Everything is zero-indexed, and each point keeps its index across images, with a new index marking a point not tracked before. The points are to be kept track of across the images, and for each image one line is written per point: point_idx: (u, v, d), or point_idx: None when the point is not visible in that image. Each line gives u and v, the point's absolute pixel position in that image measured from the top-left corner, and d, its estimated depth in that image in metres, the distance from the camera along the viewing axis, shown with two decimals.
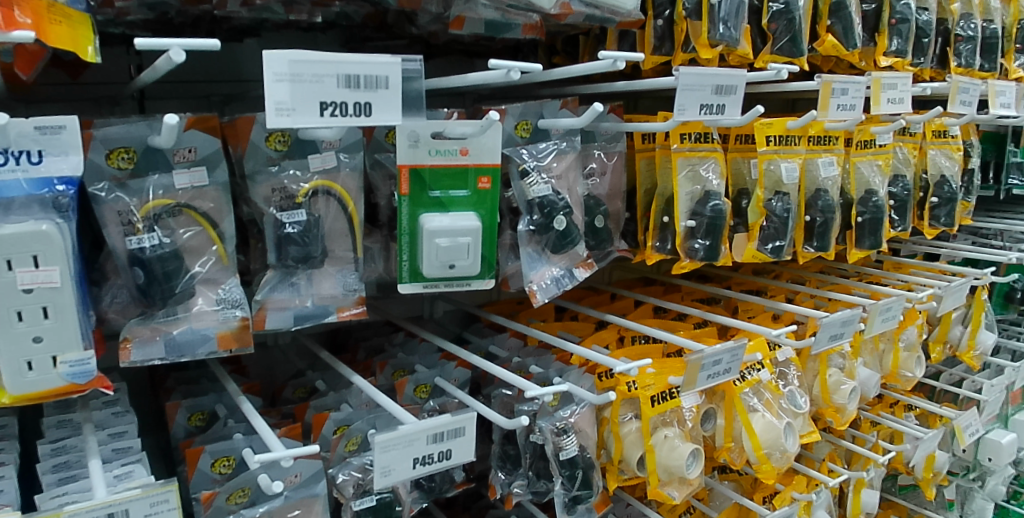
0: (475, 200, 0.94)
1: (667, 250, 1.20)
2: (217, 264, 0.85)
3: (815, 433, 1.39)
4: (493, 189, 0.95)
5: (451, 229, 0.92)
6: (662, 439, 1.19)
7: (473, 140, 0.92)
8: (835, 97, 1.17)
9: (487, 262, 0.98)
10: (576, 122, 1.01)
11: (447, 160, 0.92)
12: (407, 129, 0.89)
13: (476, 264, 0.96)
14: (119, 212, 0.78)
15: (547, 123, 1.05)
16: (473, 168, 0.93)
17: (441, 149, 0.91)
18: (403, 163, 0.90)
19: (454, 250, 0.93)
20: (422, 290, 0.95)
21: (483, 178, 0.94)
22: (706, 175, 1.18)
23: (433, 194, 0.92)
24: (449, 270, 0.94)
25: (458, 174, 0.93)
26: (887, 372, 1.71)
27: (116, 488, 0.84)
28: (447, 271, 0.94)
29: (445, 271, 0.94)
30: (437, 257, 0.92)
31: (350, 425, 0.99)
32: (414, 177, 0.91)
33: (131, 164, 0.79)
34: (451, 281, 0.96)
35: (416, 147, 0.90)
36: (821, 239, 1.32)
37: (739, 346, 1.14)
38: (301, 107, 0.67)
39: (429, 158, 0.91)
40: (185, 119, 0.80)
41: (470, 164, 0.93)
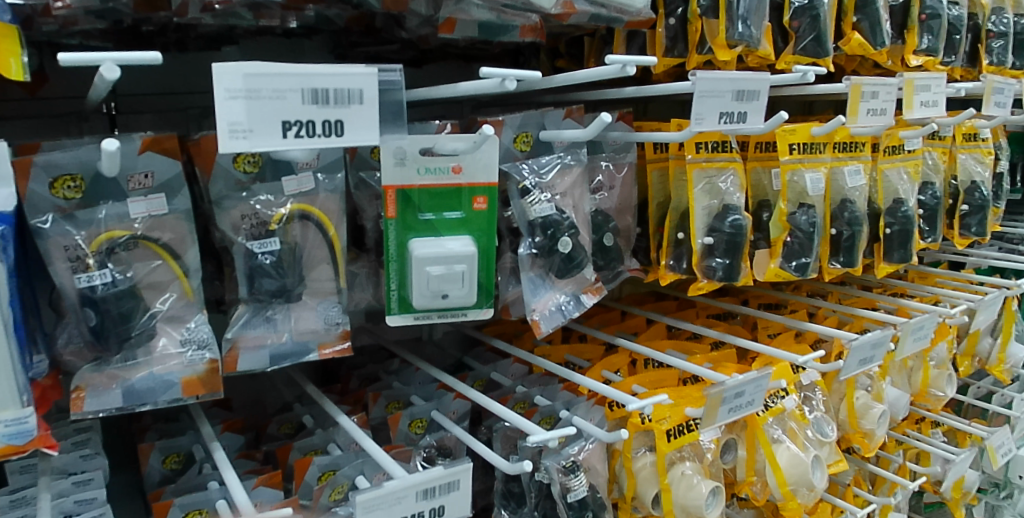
0: (471, 223, 0.85)
1: (682, 269, 1.10)
2: (180, 300, 0.75)
3: (843, 463, 1.29)
4: (491, 211, 0.86)
5: (443, 255, 0.82)
6: (679, 476, 1.09)
7: (467, 156, 0.83)
8: (865, 101, 1.08)
9: (486, 292, 0.88)
10: (582, 134, 0.91)
11: (438, 179, 0.83)
12: (393, 146, 0.80)
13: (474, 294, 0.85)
14: (66, 247, 0.69)
15: (549, 134, 0.96)
16: (467, 188, 0.84)
17: (431, 167, 0.82)
18: (390, 183, 0.81)
19: (447, 279, 0.83)
20: (413, 323, 0.85)
21: (478, 198, 0.85)
22: (725, 188, 1.08)
23: (423, 217, 0.83)
24: (442, 301, 0.84)
25: (451, 194, 0.84)
26: (916, 391, 1.61)
27: None
28: (440, 302, 0.84)
29: (438, 302, 0.84)
30: (428, 286, 0.82)
31: (336, 472, 0.91)
32: (401, 198, 0.82)
33: (79, 194, 0.70)
34: (446, 313, 0.86)
35: (403, 166, 0.81)
36: (848, 255, 1.21)
37: (762, 376, 1.06)
38: (259, 128, 0.58)
39: (418, 177, 0.82)
40: (140, 140, 0.71)
41: (464, 183, 0.84)
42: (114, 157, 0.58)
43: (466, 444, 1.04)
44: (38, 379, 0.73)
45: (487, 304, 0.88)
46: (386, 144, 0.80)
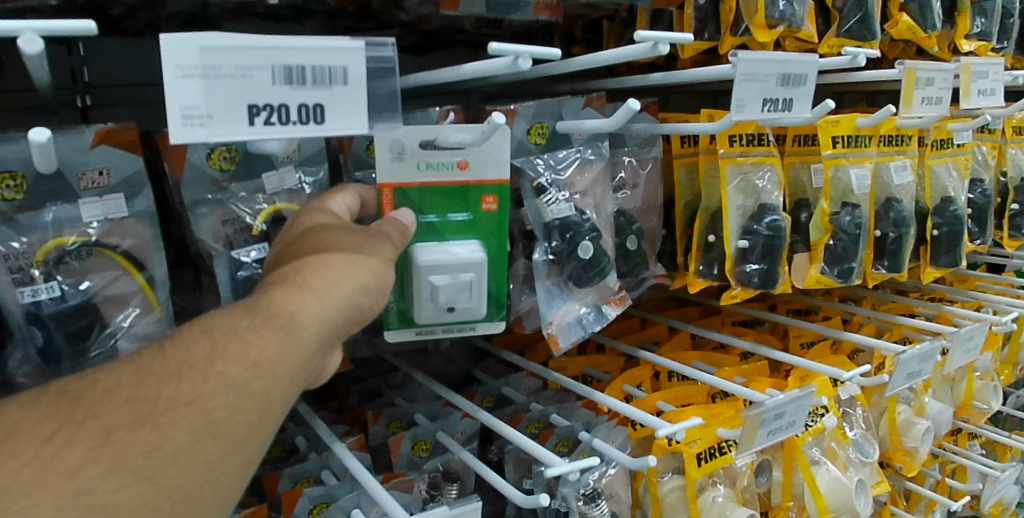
0: (479, 225, 0.75)
1: (713, 275, 0.99)
2: (147, 316, 0.66)
3: (885, 484, 1.19)
4: (502, 212, 0.76)
5: (448, 263, 0.72)
6: (710, 503, 0.99)
7: (473, 149, 0.73)
8: (919, 89, 0.97)
9: (497, 304, 0.78)
10: (607, 127, 0.81)
11: (440, 177, 0.72)
12: (389, 139, 0.70)
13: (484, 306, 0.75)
14: (6, 258, 0.60)
15: (567, 126, 0.85)
16: (475, 186, 0.74)
17: (433, 163, 0.72)
18: (385, 180, 0.71)
19: (453, 290, 0.73)
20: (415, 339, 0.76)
21: (487, 196, 0.74)
22: (762, 186, 0.98)
23: (424, 219, 0.73)
24: (447, 315, 0.74)
25: (457, 194, 0.74)
26: (958, 404, 1.50)
27: None
28: (445, 316, 0.74)
29: (443, 316, 0.74)
30: (431, 299, 0.72)
31: (331, 504, 0.81)
32: (400, 199, 0.72)
33: (20, 194, 0.61)
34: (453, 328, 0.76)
35: (401, 162, 0.71)
36: (894, 259, 1.10)
37: (805, 395, 0.97)
38: (219, 113, 0.52)
39: (418, 174, 0.72)
40: (93, 133, 0.62)
41: (471, 181, 0.73)
42: (45, 149, 0.51)
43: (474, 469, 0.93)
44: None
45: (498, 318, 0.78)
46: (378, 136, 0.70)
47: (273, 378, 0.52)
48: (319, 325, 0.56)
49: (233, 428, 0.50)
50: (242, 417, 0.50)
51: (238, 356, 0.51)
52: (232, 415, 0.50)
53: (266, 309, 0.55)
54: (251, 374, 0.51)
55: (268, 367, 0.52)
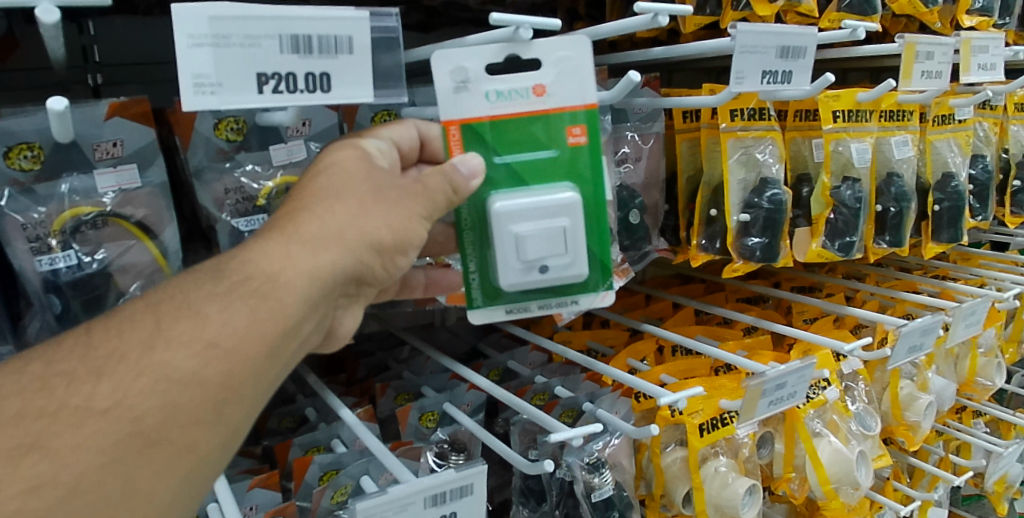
0: (566, 163, 0.67)
1: (715, 250, 1.00)
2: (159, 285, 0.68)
3: (887, 458, 1.20)
4: (592, 144, 0.67)
5: (532, 211, 0.65)
6: (712, 474, 1.00)
7: (554, 73, 0.65)
8: (919, 62, 0.98)
9: (601, 262, 0.69)
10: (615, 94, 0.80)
11: (513, 107, 0.65)
12: (450, 65, 0.64)
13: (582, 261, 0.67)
14: (24, 226, 0.63)
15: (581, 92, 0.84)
16: (557, 114, 0.66)
17: (506, 91, 0.65)
18: (449, 116, 0.65)
19: (541, 241, 0.66)
20: (505, 317, 0.69)
21: (574, 127, 0.66)
22: (763, 160, 0.99)
23: (499, 162, 0.66)
24: (540, 273, 0.66)
25: (536, 125, 0.66)
26: (962, 380, 1.50)
27: None
28: (539, 278, 0.66)
29: (535, 278, 0.67)
30: (518, 254, 0.66)
31: (339, 471, 0.83)
32: (468, 134, 0.65)
33: (37, 165, 0.64)
34: (551, 296, 0.69)
35: (467, 93, 0.65)
36: (895, 233, 1.11)
37: (806, 366, 0.98)
38: (229, 82, 0.55)
39: (488, 106, 0.65)
40: (107, 105, 0.66)
41: (551, 108, 0.65)
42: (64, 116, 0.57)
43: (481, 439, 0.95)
44: None
45: (605, 282, 0.70)
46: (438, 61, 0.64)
47: (236, 356, 0.51)
48: (297, 295, 0.54)
49: (188, 413, 0.49)
50: (185, 417, 0.49)
51: (189, 341, 0.50)
52: (162, 420, 0.48)
53: (247, 275, 0.53)
54: (200, 363, 0.50)
55: (227, 347, 0.51)
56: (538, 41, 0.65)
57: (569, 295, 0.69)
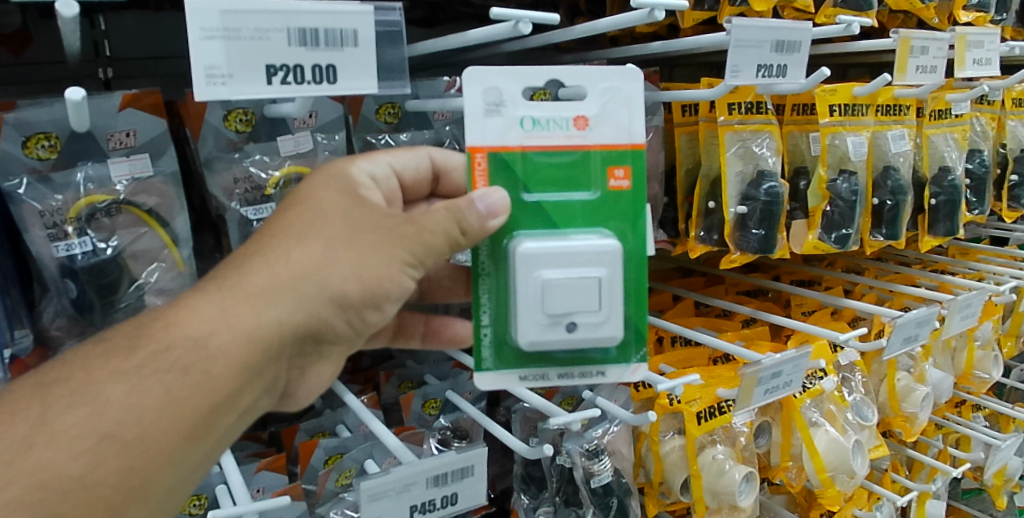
0: (602, 206, 0.66)
1: (712, 241, 1.02)
2: (170, 272, 0.71)
3: (883, 448, 1.21)
4: (633, 189, 0.66)
5: (566, 260, 0.63)
6: (710, 461, 1.01)
7: (596, 108, 0.65)
8: (914, 57, 1.00)
9: (633, 327, 0.67)
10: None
11: (549, 138, 0.64)
12: (487, 86, 0.64)
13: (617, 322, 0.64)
14: (41, 213, 0.65)
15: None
16: (597, 152, 0.65)
17: (542, 120, 0.64)
18: (478, 139, 0.63)
19: (572, 291, 0.63)
20: (517, 383, 0.66)
21: (614, 169, 0.65)
22: (760, 152, 1.00)
23: (528, 197, 0.65)
24: (568, 329, 0.63)
25: (573, 161, 0.65)
26: (959, 373, 1.51)
27: None
28: (566, 338, 0.63)
29: (561, 338, 0.64)
30: (546, 305, 0.63)
31: (344, 455, 0.85)
32: (497, 163, 0.64)
33: (54, 154, 0.67)
34: (574, 361, 0.66)
35: (499, 117, 0.64)
36: (891, 226, 1.12)
37: (801, 355, 1.00)
38: (240, 73, 0.58)
39: (522, 134, 0.64)
40: (121, 97, 0.69)
41: (592, 144, 0.65)
42: (81, 107, 0.60)
43: (482, 426, 0.98)
44: (20, 356, 0.68)
45: (635, 351, 0.68)
46: (471, 83, 0.64)
47: (134, 451, 0.54)
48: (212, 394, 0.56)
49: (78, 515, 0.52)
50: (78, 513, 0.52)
51: (87, 433, 0.53)
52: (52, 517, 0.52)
53: (203, 323, 0.57)
54: (89, 465, 0.53)
55: (128, 438, 0.54)
56: (587, 71, 0.65)
57: (595, 364, 0.67)
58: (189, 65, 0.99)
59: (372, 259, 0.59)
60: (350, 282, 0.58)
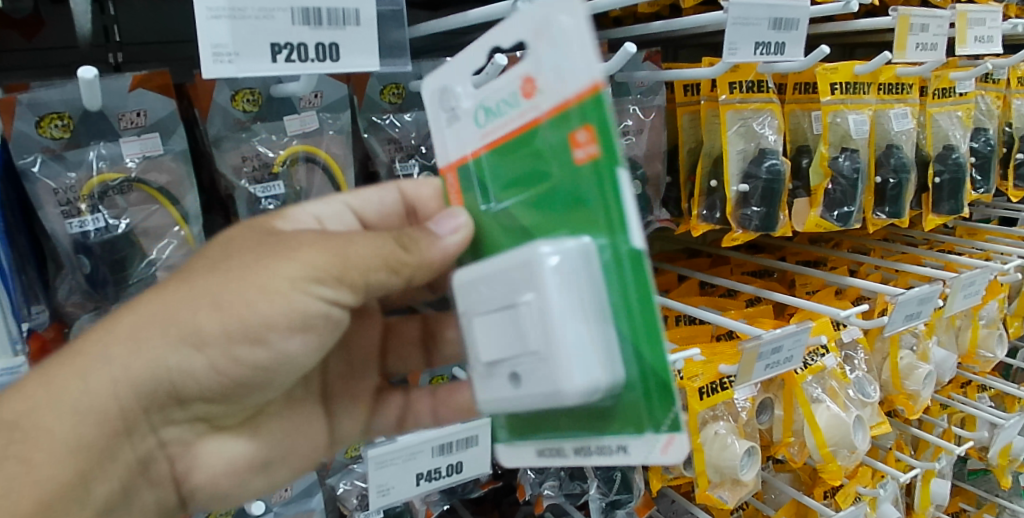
0: (563, 202, 0.49)
1: (715, 220, 1.03)
2: (181, 248, 0.73)
3: (886, 424, 1.22)
4: (603, 162, 0.46)
5: (497, 289, 0.50)
6: (712, 436, 1.02)
7: (540, 56, 0.47)
8: (914, 35, 1.00)
9: (635, 368, 0.49)
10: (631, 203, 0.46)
11: (503, 125, 0.51)
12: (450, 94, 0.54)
13: (598, 365, 0.48)
14: (56, 191, 0.68)
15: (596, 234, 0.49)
16: (549, 121, 0.47)
17: (492, 104, 0.51)
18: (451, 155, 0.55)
19: (501, 329, 0.50)
20: (534, 459, 0.56)
21: (574, 135, 0.46)
22: (761, 131, 1.01)
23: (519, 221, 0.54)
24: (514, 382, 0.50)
25: (530, 146, 0.50)
26: (963, 352, 1.51)
27: None
28: (512, 393, 0.50)
29: (506, 392, 0.51)
30: (483, 351, 0.51)
31: None
32: (461, 176, 0.55)
33: (67, 134, 0.69)
34: (582, 431, 0.53)
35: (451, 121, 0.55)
36: (894, 205, 1.12)
37: (802, 330, 1.02)
38: (245, 51, 0.59)
39: (477, 132, 0.53)
40: (132, 77, 0.71)
41: (540, 113, 0.48)
42: (93, 86, 0.63)
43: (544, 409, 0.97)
44: (37, 330, 0.70)
45: (650, 418, 0.50)
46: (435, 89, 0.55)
47: None
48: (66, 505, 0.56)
49: None
50: None
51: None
52: None
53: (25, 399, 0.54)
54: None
55: None
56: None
57: (608, 435, 0.52)
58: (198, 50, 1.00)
59: (236, 290, 0.54)
60: (217, 325, 0.55)
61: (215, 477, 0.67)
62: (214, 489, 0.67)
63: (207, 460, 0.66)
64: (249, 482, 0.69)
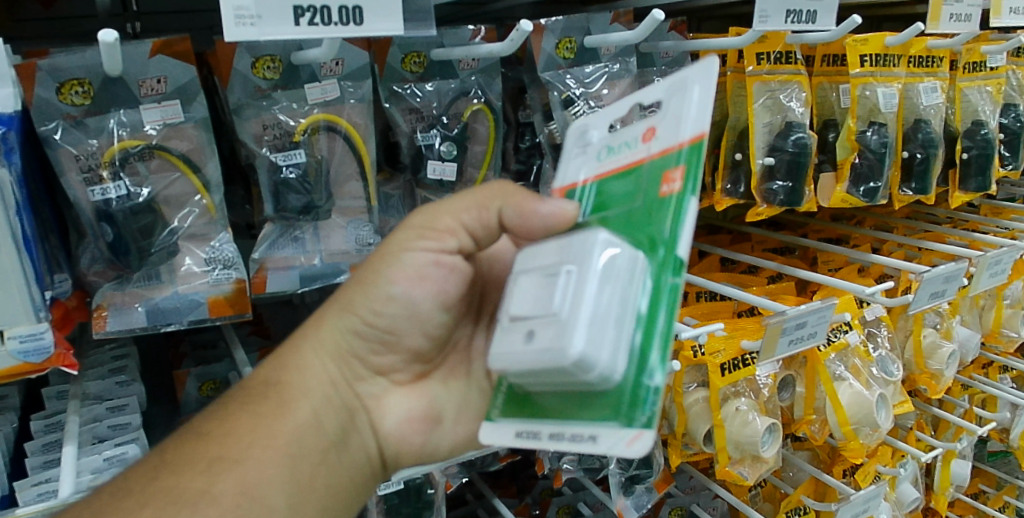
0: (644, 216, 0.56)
1: (739, 194, 1.01)
2: (202, 217, 0.74)
3: (908, 403, 1.21)
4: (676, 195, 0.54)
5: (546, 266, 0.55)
6: (733, 413, 1.00)
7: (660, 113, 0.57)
8: (948, 5, 0.98)
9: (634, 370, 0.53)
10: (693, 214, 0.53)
11: (618, 161, 0.60)
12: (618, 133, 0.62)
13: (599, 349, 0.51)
14: (77, 157, 0.68)
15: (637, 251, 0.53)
16: (649, 164, 0.57)
17: (615, 147, 0.61)
18: (574, 176, 0.64)
19: (527, 297, 0.55)
20: (511, 439, 0.60)
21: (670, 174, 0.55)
22: (788, 103, 0.99)
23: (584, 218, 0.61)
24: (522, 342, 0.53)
25: (632, 176, 0.58)
26: (986, 332, 1.49)
27: (93, 447, 0.74)
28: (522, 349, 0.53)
29: (516, 344, 0.54)
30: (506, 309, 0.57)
31: None
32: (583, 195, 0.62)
33: (87, 100, 0.69)
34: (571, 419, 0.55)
35: (586, 154, 0.64)
36: (921, 181, 1.10)
37: (826, 307, 1.00)
38: (267, 14, 0.59)
39: (600, 164, 0.62)
40: (150, 43, 0.69)
41: (647, 155, 0.57)
42: (114, 49, 0.62)
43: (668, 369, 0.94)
44: (61, 299, 0.70)
45: (630, 410, 0.53)
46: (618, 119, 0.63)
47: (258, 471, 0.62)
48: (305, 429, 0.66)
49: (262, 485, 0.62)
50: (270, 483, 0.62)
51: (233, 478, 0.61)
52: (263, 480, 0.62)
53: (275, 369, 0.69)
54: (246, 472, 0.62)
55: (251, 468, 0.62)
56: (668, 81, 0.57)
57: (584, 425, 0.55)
58: (216, 19, 1.00)
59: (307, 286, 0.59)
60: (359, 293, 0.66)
61: (405, 438, 0.72)
62: (407, 449, 0.72)
63: (395, 414, 0.71)
64: (431, 438, 0.72)
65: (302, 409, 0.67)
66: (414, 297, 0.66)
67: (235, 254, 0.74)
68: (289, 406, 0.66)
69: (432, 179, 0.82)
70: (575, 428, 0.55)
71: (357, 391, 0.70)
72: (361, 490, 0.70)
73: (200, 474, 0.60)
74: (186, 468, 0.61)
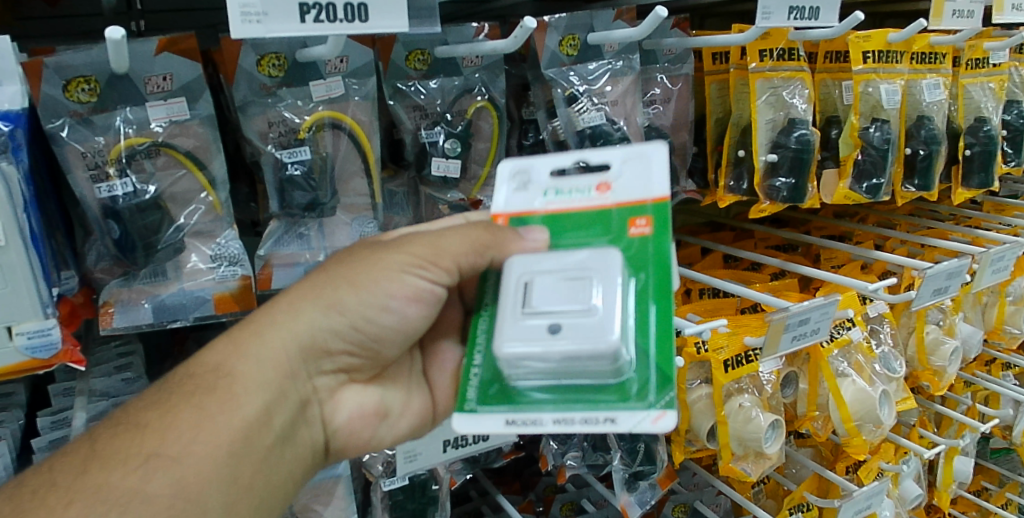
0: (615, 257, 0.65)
1: (742, 190, 1.01)
2: (208, 214, 0.74)
3: (911, 400, 1.21)
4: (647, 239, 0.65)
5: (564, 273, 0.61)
6: (737, 409, 1.00)
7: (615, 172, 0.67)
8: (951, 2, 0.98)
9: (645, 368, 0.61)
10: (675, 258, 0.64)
11: (569, 203, 0.67)
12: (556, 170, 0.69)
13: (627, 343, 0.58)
14: (84, 154, 0.69)
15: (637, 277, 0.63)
16: (617, 210, 0.66)
17: (561, 189, 0.68)
18: (518, 209, 0.69)
19: (552, 293, 0.60)
20: (502, 427, 0.61)
21: (637, 220, 0.65)
22: (791, 100, 0.99)
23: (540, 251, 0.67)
24: (551, 335, 0.58)
25: (596, 219, 0.66)
26: (989, 328, 1.49)
27: None
28: (550, 339, 0.58)
29: (541, 336, 0.58)
30: (521, 303, 0.60)
31: None
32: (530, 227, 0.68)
33: (94, 97, 0.69)
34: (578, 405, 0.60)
35: (524, 189, 0.69)
36: (924, 177, 1.10)
37: (830, 303, 1.00)
38: (273, 12, 0.59)
39: (543, 201, 0.68)
40: (156, 41, 0.70)
41: (610, 204, 0.66)
42: (121, 46, 0.62)
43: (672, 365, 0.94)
44: (68, 296, 0.71)
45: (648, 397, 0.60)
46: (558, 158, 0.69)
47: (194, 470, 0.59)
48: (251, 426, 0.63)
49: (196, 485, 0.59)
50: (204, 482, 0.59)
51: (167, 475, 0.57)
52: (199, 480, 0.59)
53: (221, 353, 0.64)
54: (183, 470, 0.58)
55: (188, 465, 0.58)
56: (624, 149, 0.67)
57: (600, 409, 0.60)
58: (221, 17, 1.00)
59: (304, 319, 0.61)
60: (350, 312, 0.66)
61: (355, 431, 0.73)
62: (355, 442, 0.73)
63: (347, 409, 0.72)
64: (378, 431, 0.74)
65: (251, 403, 0.63)
66: (409, 314, 0.67)
67: (240, 250, 0.74)
68: (242, 399, 0.62)
69: (436, 175, 0.83)
70: (586, 413, 0.60)
71: (315, 384, 0.69)
72: (299, 480, 0.69)
73: (134, 470, 0.57)
74: (119, 463, 0.57)
